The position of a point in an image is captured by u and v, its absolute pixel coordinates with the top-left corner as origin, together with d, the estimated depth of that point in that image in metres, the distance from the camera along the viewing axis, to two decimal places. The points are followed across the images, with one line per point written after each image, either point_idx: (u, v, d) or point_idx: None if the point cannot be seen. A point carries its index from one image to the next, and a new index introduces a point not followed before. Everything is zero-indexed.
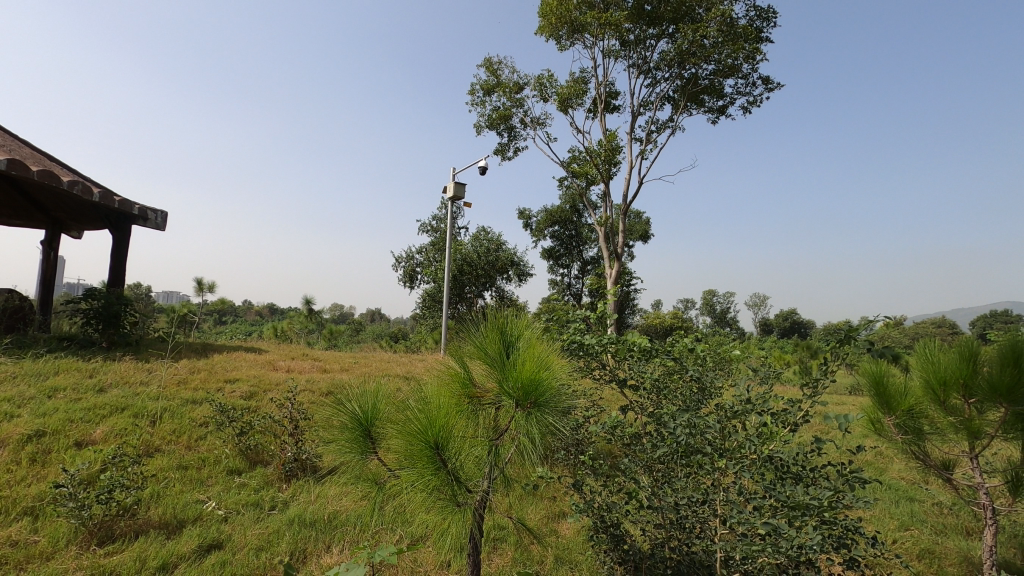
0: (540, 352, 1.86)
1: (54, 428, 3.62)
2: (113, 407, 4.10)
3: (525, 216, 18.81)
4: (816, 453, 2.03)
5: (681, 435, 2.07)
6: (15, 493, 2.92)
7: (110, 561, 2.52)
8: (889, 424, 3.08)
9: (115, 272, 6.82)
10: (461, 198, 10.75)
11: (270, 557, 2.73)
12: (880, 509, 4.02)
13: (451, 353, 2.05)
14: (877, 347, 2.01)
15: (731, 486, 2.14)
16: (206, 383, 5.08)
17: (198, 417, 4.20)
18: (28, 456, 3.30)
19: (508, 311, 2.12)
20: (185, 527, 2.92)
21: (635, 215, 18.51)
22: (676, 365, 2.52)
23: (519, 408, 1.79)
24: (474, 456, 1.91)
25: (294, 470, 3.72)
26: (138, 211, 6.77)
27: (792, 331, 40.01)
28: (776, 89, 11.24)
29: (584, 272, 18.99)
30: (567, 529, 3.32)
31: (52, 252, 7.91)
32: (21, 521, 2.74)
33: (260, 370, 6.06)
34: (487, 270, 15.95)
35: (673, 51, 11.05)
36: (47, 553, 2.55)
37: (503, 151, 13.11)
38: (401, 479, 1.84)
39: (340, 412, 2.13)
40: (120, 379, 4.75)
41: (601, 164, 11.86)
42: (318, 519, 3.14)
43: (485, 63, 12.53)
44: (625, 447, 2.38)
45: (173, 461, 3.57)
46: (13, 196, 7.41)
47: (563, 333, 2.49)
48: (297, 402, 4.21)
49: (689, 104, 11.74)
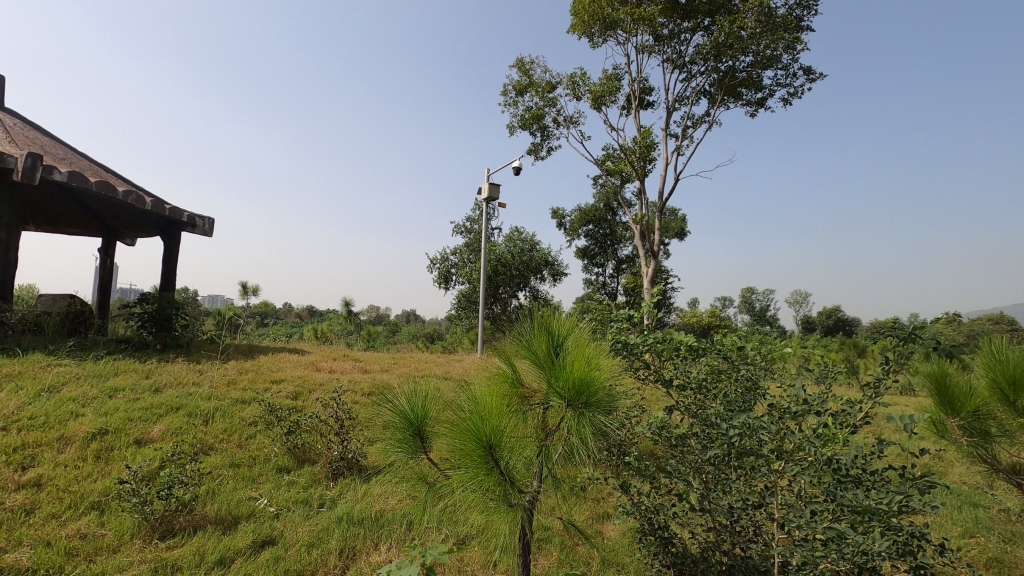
0: (589, 353, 1.85)
1: (115, 427, 3.79)
2: (168, 407, 4.27)
3: (559, 215, 18.73)
4: (878, 456, 1.94)
5: (734, 437, 2.01)
6: (82, 488, 3.07)
7: (171, 555, 2.63)
8: (953, 425, 2.89)
9: (166, 277, 7.12)
10: (496, 198, 10.82)
11: (322, 554, 2.79)
12: (942, 515, 3.84)
13: (499, 353, 2.06)
14: (944, 347, 1.88)
15: (787, 489, 2.06)
16: (254, 383, 5.24)
17: (248, 417, 4.33)
18: (93, 453, 3.46)
19: (553, 310, 2.10)
20: (239, 523, 3.01)
21: (671, 211, 18.25)
22: (725, 364, 2.44)
23: (570, 408, 1.77)
24: (524, 456, 1.92)
25: (341, 468, 3.81)
26: (187, 218, 7.04)
27: (835, 330, 38.73)
28: (819, 79, 10.86)
29: (619, 271, 18.81)
30: (612, 530, 3.29)
31: (108, 258, 8.31)
32: (89, 515, 2.88)
33: (304, 370, 6.20)
34: (521, 270, 15.96)
35: (708, 45, 10.83)
36: (113, 546, 2.68)
37: (536, 151, 13.09)
38: (454, 479, 1.85)
39: (389, 410, 2.15)
40: (174, 379, 4.95)
41: (636, 161, 11.70)
42: (366, 517, 3.19)
43: (517, 63, 12.52)
44: (672, 449, 2.33)
45: (226, 459, 3.70)
46: (73, 207, 7.82)
47: (607, 333, 2.45)
48: (342, 402, 4.28)
49: (725, 97, 11.47)
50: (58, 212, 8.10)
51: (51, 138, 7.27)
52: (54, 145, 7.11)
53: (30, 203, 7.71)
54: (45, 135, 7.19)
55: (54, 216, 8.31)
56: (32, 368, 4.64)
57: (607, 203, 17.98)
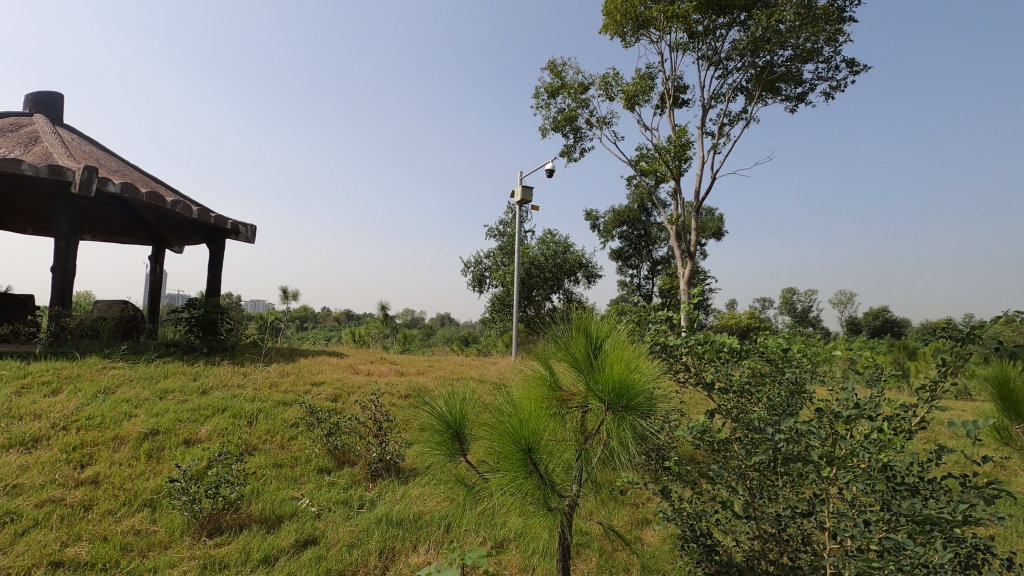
0: (628, 354, 1.82)
1: (166, 427, 3.94)
2: (215, 408, 4.41)
3: (593, 216, 18.62)
4: (936, 463, 1.83)
5: (781, 443, 1.93)
6: (136, 486, 3.19)
7: (219, 552, 2.70)
8: (1018, 432, 2.72)
9: (211, 282, 7.37)
10: (529, 201, 10.83)
11: (362, 554, 2.82)
12: (1007, 527, 3.62)
13: (537, 355, 2.05)
14: (1005, 347, 1.75)
15: (840, 497, 1.97)
16: (295, 385, 5.37)
17: (289, 419, 4.44)
18: (146, 452, 3.60)
19: (590, 312, 2.07)
20: (283, 523, 3.08)
21: (707, 211, 17.87)
22: (769, 367, 2.36)
23: (610, 411, 1.76)
24: (563, 460, 1.90)
25: (379, 470, 3.85)
26: (231, 225, 7.28)
27: (884, 331, 37.17)
28: (863, 72, 10.47)
29: (654, 272, 18.55)
30: (653, 536, 3.23)
31: (158, 266, 8.68)
32: (142, 512, 2.99)
33: (342, 373, 6.33)
34: (555, 272, 15.89)
35: (745, 40, 10.59)
36: (165, 542, 2.77)
37: (569, 153, 13.04)
38: (493, 483, 1.85)
39: (428, 413, 2.17)
40: (219, 382, 5.11)
41: (671, 160, 11.51)
42: (404, 518, 3.22)
43: (549, 65, 12.53)
44: (714, 454, 2.27)
45: (269, 460, 3.79)
46: (125, 217, 8.19)
47: (645, 335, 2.40)
48: (380, 404, 4.34)
49: (764, 93, 11.18)
50: (112, 222, 8.51)
51: (105, 152, 7.65)
52: (108, 158, 7.46)
53: (86, 213, 8.12)
54: (99, 149, 7.56)
55: (109, 225, 8.73)
56: (89, 371, 4.87)
57: (641, 203, 17.77)
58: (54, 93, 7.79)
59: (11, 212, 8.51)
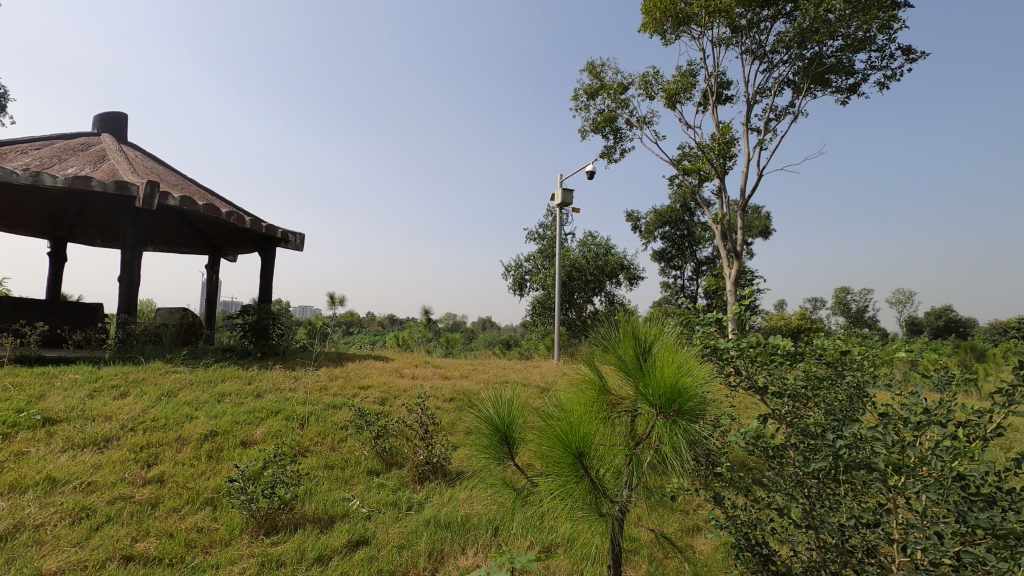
0: (679, 357, 1.78)
1: (224, 428, 4.12)
2: (269, 411, 4.58)
3: (634, 217, 18.39)
4: (1017, 473, 1.70)
5: (842, 450, 1.85)
6: (198, 485, 3.34)
7: (276, 550, 2.80)
8: None
9: (263, 289, 7.66)
10: (570, 203, 10.78)
11: (412, 556, 2.86)
12: None
13: (585, 359, 2.03)
14: None
15: (909, 507, 1.86)
16: (343, 389, 5.51)
17: (339, 421, 4.56)
18: (206, 453, 3.77)
19: (638, 315, 2.04)
20: (335, 523, 3.16)
21: (754, 209, 17.34)
22: (826, 370, 2.25)
23: (661, 416, 1.73)
24: (613, 465, 1.87)
25: (427, 472, 3.90)
26: (281, 234, 7.54)
27: (948, 331, 35.15)
28: (920, 59, 9.96)
29: (699, 273, 18.14)
30: (704, 544, 3.15)
31: (214, 274, 9.08)
32: (204, 510, 3.12)
33: (388, 377, 6.44)
34: (597, 275, 15.75)
35: (791, 32, 10.27)
36: (226, 539, 2.89)
37: (609, 154, 12.93)
38: (543, 487, 1.84)
39: (477, 416, 2.18)
40: (273, 385, 5.29)
41: (715, 158, 11.25)
42: (452, 521, 3.25)
43: (588, 67, 12.47)
44: (770, 460, 2.19)
45: (321, 461, 3.90)
46: (184, 228, 8.62)
47: (694, 338, 2.35)
48: (426, 408, 4.40)
49: (812, 86, 10.79)
50: (172, 233, 8.97)
51: (165, 167, 8.06)
52: (167, 173, 7.87)
53: (149, 225, 8.58)
54: (159, 164, 7.97)
55: (170, 237, 9.19)
56: (154, 374, 5.14)
57: (683, 203, 17.41)
58: (119, 113, 8.27)
59: (82, 226, 9.08)
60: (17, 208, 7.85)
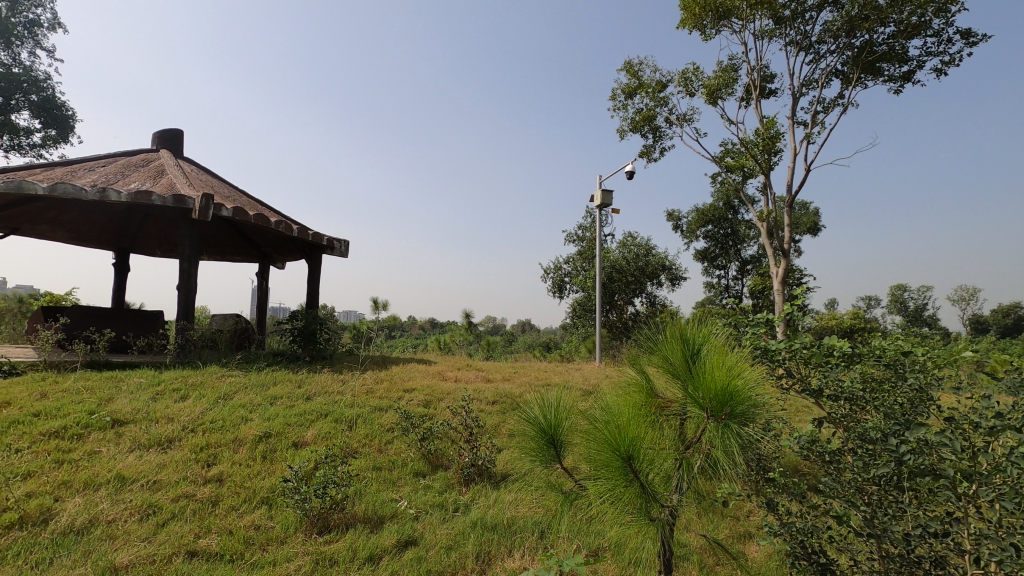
0: (729, 359, 1.75)
1: (277, 430, 4.27)
2: (318, 413, 4.72)
3: (675, 217, 18.06)
4: None
5: (907, 455, 1.77)
6: (254, 485, 3.47)
7: (328, 548, 2.89)
8: None
9: (310, 295, 7.90)
10: (610, 204, 10.68)
11: (460, 556, 2.90)
12: None
13: (631, 362, 2.01)
14: None
15: (980, 516, 1.77)
16: (389, 392, 5.62)
17: (386, 423, 4.66)
18: (261, 453, 3.92)
19: (684, 317, 2.00)
20: (385, 523, 3.23)
21: (802, 205, 16.74)
22: (885, 372, 2.16)
23: (713, 419, 1.69)
24: (662, 470, 1.85)
25: (472, 475, 3.93)
26: (326, 241, 7.75)
27: (1017, 330, 33.05)
28: (981, 42, 9.42)
29: (744, 273, 17.66)
30: (757, 551, 3.07)
31: (264, 281, 9.43)
32: (261, 509, 3.24)
33: (432, 380, 6.53)
34: (638, 275, 15.54)
35: (839, 20, 9.91)
36: (281, 537, 2.99)
37: (648, 153, 12.77)
38: (592, 490, 1.83)
39: (522, 419, 2.19)
40: (322, 389, 5.43)
41: (759, 154, 10.94)
42: (498, 523, 3.27)
43: (625, 66, 12.35)
44: (826, 465, 2.11)
45: (369, 462, 3.99)
46: (236, 237, 8.99)
47: (744, 339, 2.28)
48: (470, 411, 4.44)
49: (863, 76, 10.36)
50: (225, 243, 9.36)
51: (217, 179, 8.43)
52: (219, 185, 8.23)
53: (203, 235, 8.99)
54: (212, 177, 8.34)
55: (223, 246, 9.60)
56: (211, 378, 5.39)
57: (727, 201, 16.98)
58: (175, 129, 8.71)
59: (143, 238, 9.60)
60: (85, 223, 8.37)
